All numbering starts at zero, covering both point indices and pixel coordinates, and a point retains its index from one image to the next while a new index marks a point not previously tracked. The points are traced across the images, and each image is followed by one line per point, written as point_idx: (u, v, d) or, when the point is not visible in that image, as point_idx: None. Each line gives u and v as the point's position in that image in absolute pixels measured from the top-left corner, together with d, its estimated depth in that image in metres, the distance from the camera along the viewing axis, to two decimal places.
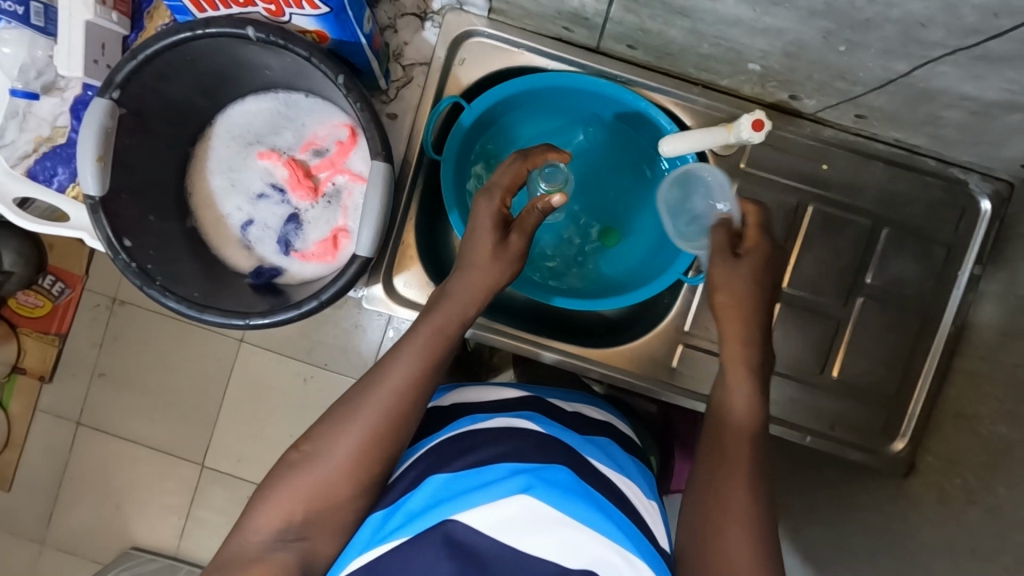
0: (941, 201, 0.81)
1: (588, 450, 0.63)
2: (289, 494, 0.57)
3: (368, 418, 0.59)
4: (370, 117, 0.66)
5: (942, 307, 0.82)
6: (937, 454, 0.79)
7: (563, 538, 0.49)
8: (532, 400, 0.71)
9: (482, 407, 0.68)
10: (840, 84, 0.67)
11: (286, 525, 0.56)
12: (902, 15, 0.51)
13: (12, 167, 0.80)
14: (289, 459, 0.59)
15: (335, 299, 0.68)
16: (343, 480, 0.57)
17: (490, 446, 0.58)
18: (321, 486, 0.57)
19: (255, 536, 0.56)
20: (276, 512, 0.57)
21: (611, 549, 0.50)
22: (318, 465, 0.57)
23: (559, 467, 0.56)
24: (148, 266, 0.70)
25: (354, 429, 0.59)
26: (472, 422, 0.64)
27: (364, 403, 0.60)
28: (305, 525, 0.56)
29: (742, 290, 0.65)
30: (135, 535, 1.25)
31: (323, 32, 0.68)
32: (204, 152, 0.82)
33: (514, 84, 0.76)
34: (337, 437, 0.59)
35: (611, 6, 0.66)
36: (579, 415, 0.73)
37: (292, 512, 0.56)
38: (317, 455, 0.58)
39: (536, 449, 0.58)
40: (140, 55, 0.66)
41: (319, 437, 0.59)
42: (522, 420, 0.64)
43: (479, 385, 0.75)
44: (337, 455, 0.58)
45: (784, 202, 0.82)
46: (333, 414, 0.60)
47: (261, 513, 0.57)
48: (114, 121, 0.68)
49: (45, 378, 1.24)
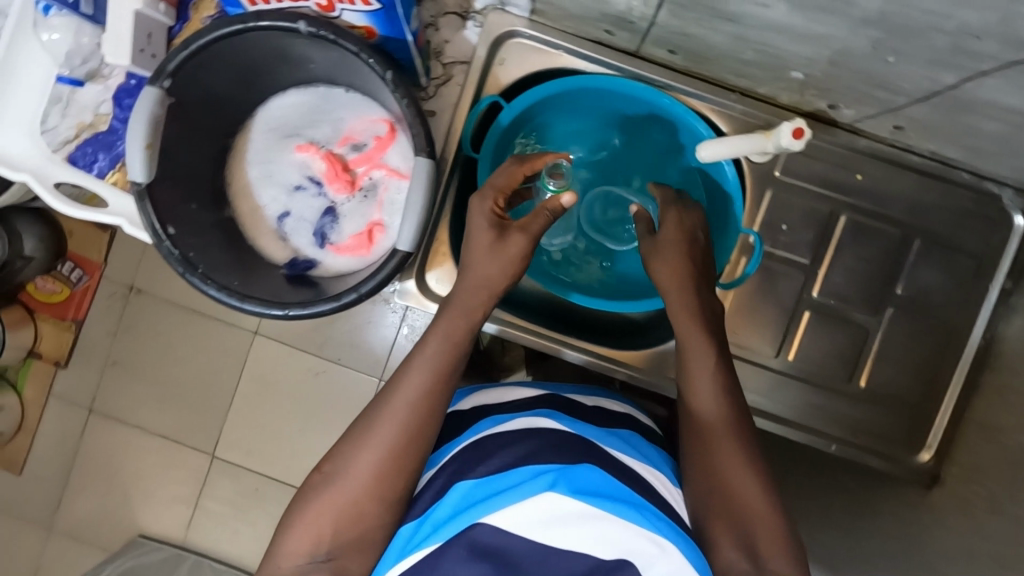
0: (972, 213, 0.81)
1: (610, 442, 0.63)
2: (317, 512, 0.57)
3: (391, 425, 0.59)
4: (415, 113, 0.67)
5: (971, 320, 0.82)
6: (961, 464, 0.79)
7: (596, 533, 0.50)
8: (552, 397, 0.70)
9: (505, 407, 0.68)
10: (881, 94, 0.67)
11: (316, 546, 0.56)
12: (956, 26, 0.51)
13: (54, 151, 0.81)
14: (314, 480, 0.59)
15: (374, 292, 0.68)
16: (371, 492, 0.57)
17: (511, 446, 0.58)
18: (348, 502, 0.57)
19: (289, 562, 0.56)
20: (306, 534, 0.57)
21: (645, 539, 0.50)
22: (344, 480, 0.58)
23: (576, 462, 0.55)
24: (189, 255, 0.71)
25: (381, 436, 0.59)
26: (493, 424, 0.64)
27: (381, 419, 0.60)
28: (336, 545, 0.56)
29: (672, 262, 0.69)
30: (143, 523, 1.25)
31: (371, 28, 0.69)
32: (243, 143, 0.83)
33: (555, 85, 0.77)
34: (360, 451, 0.59)
35: (657, 11, 0.67)
36: (601, 408, 0.73)
37: (321, 534, 0.57)
38: (343, 471, 0.58)
39: (554, 446, 0.57)
40: (191, 46, 0.67)
41: (346, 451, 0.59)
42: (541, 418, 0.63)
43: (498, 386, 0.75)
44: (360, 470, 0.58)
45: (815, 210, 0.83)
46: (356, 428, 0.61)
47: (292, 538, 0.57)
48: (162, 109, 0.69)
49: (60, 364, 1.25)
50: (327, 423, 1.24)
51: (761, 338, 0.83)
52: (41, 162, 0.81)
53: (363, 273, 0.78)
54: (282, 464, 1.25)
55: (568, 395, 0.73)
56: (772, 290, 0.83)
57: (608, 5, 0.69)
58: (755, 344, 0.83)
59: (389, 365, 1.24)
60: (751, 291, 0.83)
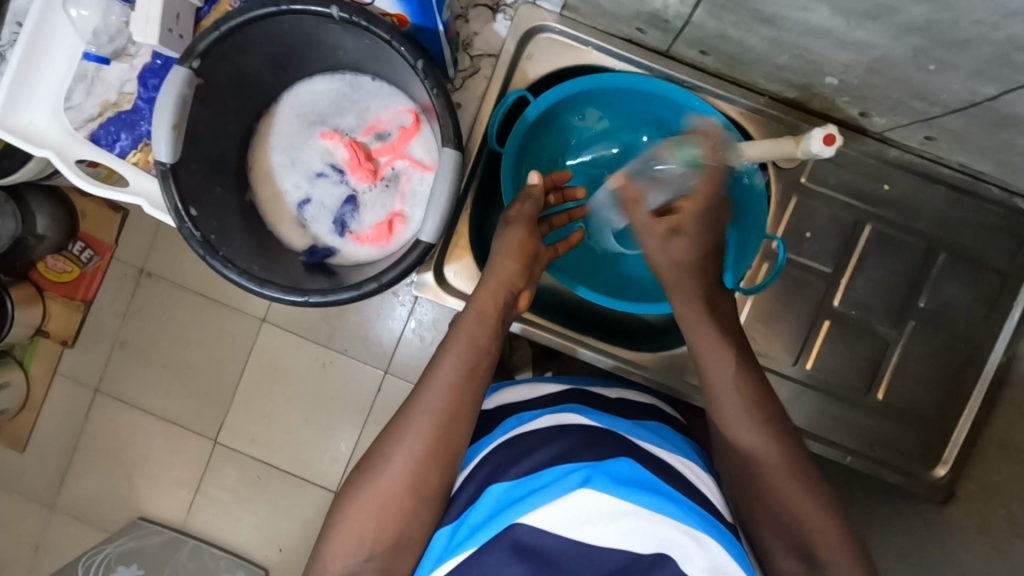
0: (999, 229, 0.80)
1: (640, 436, 0.64)
2: (360, 510, 0.57)
3: (422, 420, 0.60)
4: (445, 104, 0.66)
5: (993, 335, 0.81)
6: (979, 483, 0.78)
7: (630, 526, 0.50)
8: (575, 393, 0.71)
9: (533, 403, 0.69)
10: (917, 103, 0.67)
11: (359, 548, 0.56)
12: (1006, 38, 0.50)
13: (76, 129, 0.80)
14: (353, 479, 0.60)
15: (394, 283, 0.68)
16: (407, 489, 0.57)
17: (541, 444, 0.58)
18: (386, 502, 0.57)
19: (336, 561, 0.57)
20: (346, 537, 0.57)
21: (679, 530, 0.51)
22: (380, 477, 0.58)
23: (610, 455, 0.56)
24: (210, 237, 0.70)
25: (412, 429, 0.59)
26: (520, 423, 0.64)
27: (418, 409, 0.60)
28: (376, 546, 0.56)
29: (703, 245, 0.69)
30: (144, 506, 1.25)
31: (404, 16, 0.69)
32: (266, 128, 0.82)
33: (584, 81, 0.76)
34: (395, 449, 0.59)
35: (694, 10, 0.66)
36: (624, 401, 0.73)
37: (362, 536, 0.56)
38: (380, 471, 0.58)
39: (586, 442, 0.58)
40: (222, 28, 0.66)
41: (380, 450, 0.60)
42: (571, 414, 0.64)
43: (524, 381, 0.75)
44: (401, 461, 0.58)
45: (840, 218, 0.82)
46: (390, 427, 0.61)
47: (337, 539, 0.57)
48: (191, 90, 0.68)
49: (67, 344, 1.25)
50: (331, 413, 1.24)
51: (780, 346, 0.83)
52: (63, 139, 0.80)
53: (382, 264, 0.78)
54: (286, 452, 1.24)
55: (590, 388, 0.74)
56: (793, 298, 0.83)
57: (644, 2, 0.68)
58: (775, 350, 0.83)
59: (395, 358, 1.23)
60: (772, 297, 0.83)
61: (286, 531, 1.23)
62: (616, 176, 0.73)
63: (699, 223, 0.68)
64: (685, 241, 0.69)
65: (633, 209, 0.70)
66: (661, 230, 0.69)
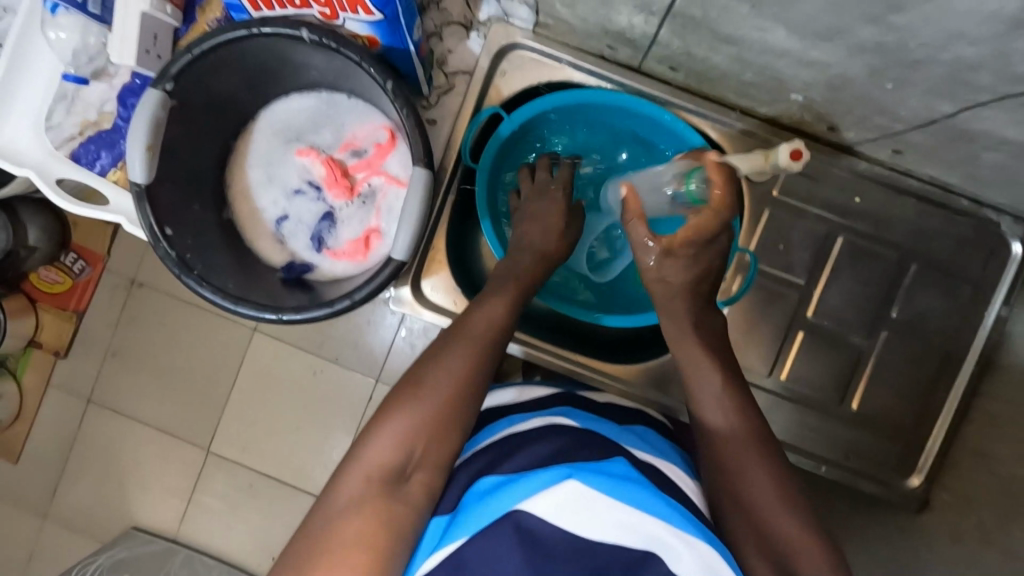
0: (971, 240, 0.81)
1: (628, 440, 0.64)
2: (408, 421, 0.58)
3: (474, 345, 0.64)
4: (414, 123, 0.67)
5: (967, 343, 0.82)
6: (954, 492, 0.79)
7: (619, 520, 0.50)
8: (567, 396, 0.72)
9: (524, 407, 0.69)
10: (880, 119, 0.68)
11: (404, 459, 0.57)
12: (953, 59, 0.52)
13: (57, 148, 0.82)
14: (397, 393, 0.61)
15: (367, 300, 0.69)
16: (457, 407, 0.60)
17: (530, 443, 0.59)
18: (438, 412, 0.59)
19: (375, 470, 0.56)
20: (391, 446, 0.57)
21: (669, 533, 0.50)
22: (433, 390, 0.60)
23: (600, 457, 0.56)
24: (186, 256, 0.71)
25: (465, 348, 0.64)
26: (510, 425, 0.65)
27: (468, 334, 0.65)
28: (422, 459, 0.58)
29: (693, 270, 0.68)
30: (137, 515, 1.26)
31: (373, 37, 0.69)
32: (244, 146, 0.83)
33: (555, 97, 0.77)
34: (446, 365, 0.62)
35: (659, 29, 0.67)
36: (613, 406, 0.74)
37: (411, 443, 0.58)
38: (427, 385, 0.61)
39: (577, 442, 0.59)
40: (195, 50, 0.68)
41: (429, 367, 0.62)
42: (559, 419, 0.64)
43: (513, 385, 0.75)
44: (451, 376, 0.61)
45: (812, 231, 0.83)
46: (436, 348, 0.64)
47: (378, 447, 0.58)
48: (164, 112, 0.69)
49: (60, 354, 1.26)
50: (320, 421, 1.25)
51: (756, 357, 0.83)
52: (43, 158, 0.82)
53: (358, 279, 0.79)
54: (276, 461, 1.25)
55: (579, 393, 0.75)
56: (769, 308, 0.83)
57: (609, 21, 0.69)
58: (749, 362, 0.83)
59: (386, 366, 1.24)
60: (748, 308, 0.83)
61: (278, 539, 1.24)
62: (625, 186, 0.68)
63: (692, 251, 0.66)
64: (678, 264, 0.67)
65: (638, 232, 0.67)
66: (657, 251, 0.67)
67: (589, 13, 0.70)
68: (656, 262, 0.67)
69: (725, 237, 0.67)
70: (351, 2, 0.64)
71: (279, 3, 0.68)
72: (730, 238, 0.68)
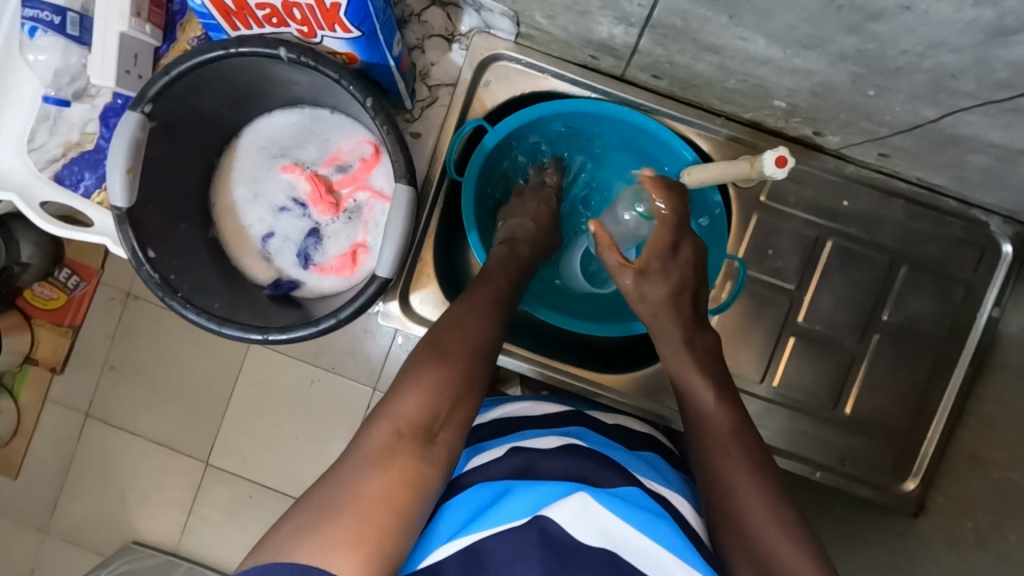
0: (963, 240, 0.81)
1: (638, 467, 0.64)
2: (435, 380, 0.57)
3: (494, 320, 0.65)
4: (396, 140, 0.67)
5: (960, 344, 0.81)
6: (950, 495, 0.79)
7: (634, 545, 0.50)
8: (576, 416, 0.71)
9: (535, 422, 0.68)
10: (865, 124, 0.67)
11: (431, 418, 0.55)
12: (933, 66, 0.51)
13: (41, 170, 0.81)
14: (420, 355, 0.60)
15: (353, 319, 0.68)
16: (479, 372, 0.60)
17: (549, 459, 0.58)
18: (463, 375, 0.59)
19: (404, 428, 0.54)
20: (418, 403, 0.55)
21: (679, 566, 0.50)
22: (460, 355, 0.60)
23: (618, 483, 0.57)
24: (171, 278, 0.71)
25: (488, 319, 0.65)
26: (521, 439, 0.63)
27: (484, 301, 0.66)
28: (448, 419, 0.56)
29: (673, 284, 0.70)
30: (136, 529, 1.26)
31: (353, 54, 0.69)
32: (229, 164, 0.83)
33: (538, 108, 0.76)
34: (470, 333, 0.62)
35: (639, 39, 0.66)
36: (622, 427, 0.74)
37: (438, 404, 0.56)
38: (453, 347, 0.60)
39: (597, 463, 0.59)
40: (172, 72, 0.67)
41: (452, 333, 0.62)
42: (573, 439, 0.64)
43: (527, 399, 0.75)
44: (473, 338, 0.62)
45: (802, 235, 0.82)
46: (457, 316, 0.64)
47: (405, 405, 0.55)
48: (144, 134, 0.69)
49: (55, 370, 1.25)
50: (318, 432, 1.24)
51: (749, 363, 0.83)
52: (27, 181, 0.81)
53: (346, 295, 0.78)
54: (274, 473, 1.25)
55: (588, 412, 0.75)
56: (761, 314, 0.83)
57: (590, 31, 0.69)
58: (742, 368, 0.83)
59: (383, 375, 1.24)
60: (739, 314, 0.83)
61: None
62: (591, 223, 0.71)
63: (661, 265, 0.70)
64: (653, 282, 0.70)
65: (608, 258, 0.71)
66: (629, 271, 0.71)
67: (570, 24, 0.69)
68: (632, 282, 0.70)
69: (690, 245, 0.72)
70: (328, 20, 0.64)
71: (257, 22, 0.67)
72: (696, 246, 0.72)
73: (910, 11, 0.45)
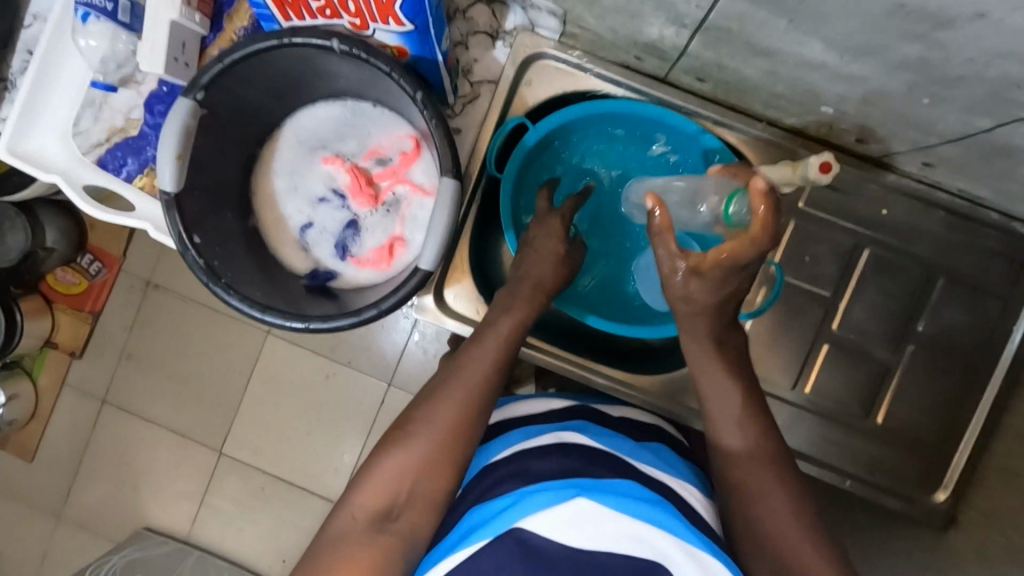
0: (1001, 253, 0.80)
1: (641, 457, 0.65)
2: (396, 467, 0.59)
3: (464, 390, 0.63)
4: (443, 134, 0.67)
5: (994, 358, 0.81)
6: (980, 509, 0.78)
7: (627, 532, 0.51)
8: (581, 408, 0.72)
9: (539, 418, 0.69)
10: (913, 133, 0.67)
11: (390, 503, 0.57)
12: (997, 75, 0.51)
13: (84, 154, 0.82)
14: (390, 438, 0.61)
15: (394, 309, 0.69)
16: (448, 454, 0.60)
17: (539, 460, 0.59)
18: (426, 455, 0.59)
19: (361, 512, 0.57)
20: (377, 488, 0.58)
21: (678, 548, 0.51)
22: (421, 435, 0.60)
23: (608, 475, 0.57)
24: (215, 264, 0.72)
25: (455, 393, 0.62)
26: (524, 437, 0.65)
27: (463, 371, 0.64)
28: (408, 502, 0.58)
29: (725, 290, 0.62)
30: (149, 516, 1.26)
31: (403, 47, 0.69)
32: (270, 153, 0.84)
33: (580, 108, 0.77)
34: (437, 409, 0.61)
35: (690, 41, 0.66)
36: (628, 420, 0.75)
37: (397, 488, 0.58)
38: (421, 429, 0.60)
39: (588, 460, 0.59)
40: (226, 60, 0.68)
41: (419, 411, 0.62)
42: (571, 432, 0.65)
43: (529, 397, 0.75)
44: (441, 420, 0.61)
45: (839, 243, 0.82)
46: (428, 391, 0.64)
47: (364, 491, 0.58)
48: (195, 120, 0.69)
49: (74, 355, 1.26)
50: (334, 425, 1.25)
51: (781, 370, 0.83)
52: (70, 165, 0.82)
53: (382, 288, 0.79)
54: (288, 465, 1.25)
55: (594, 406, 0.76)
56: (793, 321, 0.83)
57: (640, 32, 0.69)
58: (772, 374, 0.83)
59: (399, 370, 1.24)
60: (773, 321, 0.83)
61: (289, 542, 1.24)
62: (653, 197, 0.62)
63: (723, 274, 0.60)
64: (702, 284, 0.61)
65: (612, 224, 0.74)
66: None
67: (619, 25, 0.69)
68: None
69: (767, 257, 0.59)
70: (382, 12, 0.64)
71: (310, 13, 0.68)
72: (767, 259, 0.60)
73: (982, 19, 0.45)
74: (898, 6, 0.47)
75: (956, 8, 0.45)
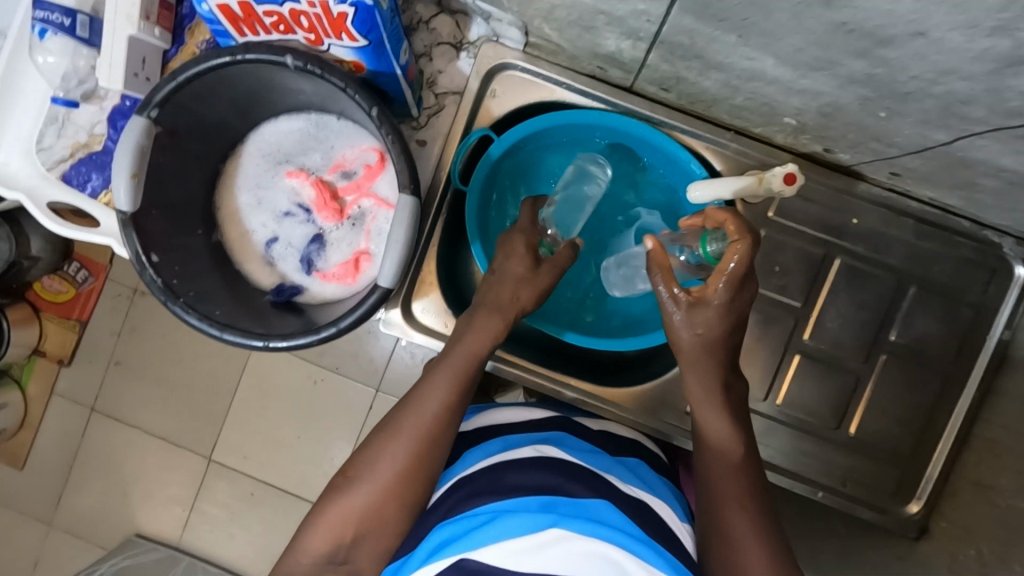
0: (974, 262, 0.79)
1: (617, 471, 0.64)
2: (339, 515, 0.58)
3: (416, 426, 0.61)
4: (400, 150, 0.66)
5: (968, 369, 0.80)
6: (952, 520, 0.78)
7: (599, 556, 0.49)
8: (558, 420, 0.71)
9: (517, 427, 0.69)
10: (874, 145, 0.66)
11: (337, 545, 0.57)
12: (946, 92, 0.50)
13: (49, 170, 0.81)
14: (337, 482, 0.61)
15: (353, 328, 0.68)
16: (392, 494, 0.59)
17: (516, 472, 0.58)
18: (365, 505, 0.58)
19: (313, 550, 0.57)
20: (323, 533, 0.58)
21: (639, 567, 0.49)
22: (366, 484, 0.59)
23: (585, 494, 0.56)
24: (174, 283, 0.71)
25: (403, 436, 0.61)
26: (502, 447, 0.64)
27: (410, 416, 0.62)
28: (355, 546, 0.57)
29: (711, 334, 0.63)
30: (139, 523, 1.26)
31: (359, 62, 0.69)
32: (234, 167, 0.83)
33: (542, 120, 0.76)
34: (383, 452, 0.60)
35: (647, 54, 0.65)
36: (606, 433, 0.75)
37: (342, 533, 0.57)
38: (366, 474, 0.59)
39: (566, 475, 0.58)
40: (179, 77, 0.67)
41: (368, 455, 0.61)
42: (550, 445, 0.64)
43: (510, 405, 0.75)
44: (383, 469, 0.59)
45: (810, 252, 0.81)
46: (378, 431, 0.63)
47: (312, 535, 0.58)
48: (149, 139, 0.69)
49: (63, 363, 1.26)
50: (321, 433, 1.24)
51: (755, 380, 0.82)
52: (35, 181, 0.81)
53: (349, 303, 0.78)
54: (277, 471, 1.25)
55: (574, 418, 0.75)
56: (766, 329, 0.82)
57: (598, 45, 0.68)
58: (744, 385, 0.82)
59: (386, 375, 1.24)
60: (749, 330, 0.82)
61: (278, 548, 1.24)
62: (652, 238, 0.64)
63: (726, 298, 0.61)
64: (707, 312, 0.62)
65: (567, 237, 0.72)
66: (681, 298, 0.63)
67: (576, 38, 0.69)
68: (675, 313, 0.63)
69: (748, 291, 0.62)
70: (335, 28, 0.63)
71: (264, 29, 0.67)
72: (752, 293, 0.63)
73: (922, 38, 0.44)
74: (839, 24, 0.46)
75: (894, 27, 0.44)
